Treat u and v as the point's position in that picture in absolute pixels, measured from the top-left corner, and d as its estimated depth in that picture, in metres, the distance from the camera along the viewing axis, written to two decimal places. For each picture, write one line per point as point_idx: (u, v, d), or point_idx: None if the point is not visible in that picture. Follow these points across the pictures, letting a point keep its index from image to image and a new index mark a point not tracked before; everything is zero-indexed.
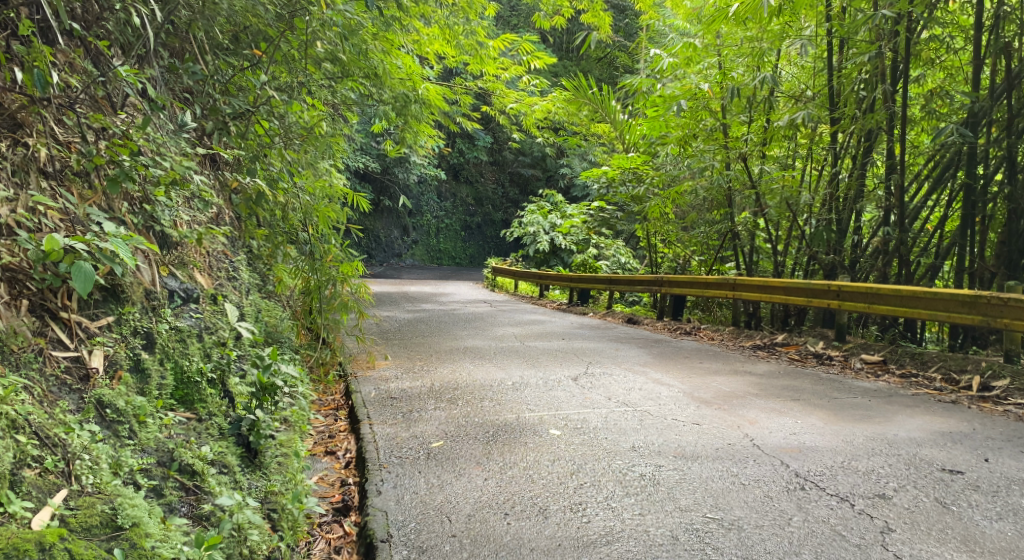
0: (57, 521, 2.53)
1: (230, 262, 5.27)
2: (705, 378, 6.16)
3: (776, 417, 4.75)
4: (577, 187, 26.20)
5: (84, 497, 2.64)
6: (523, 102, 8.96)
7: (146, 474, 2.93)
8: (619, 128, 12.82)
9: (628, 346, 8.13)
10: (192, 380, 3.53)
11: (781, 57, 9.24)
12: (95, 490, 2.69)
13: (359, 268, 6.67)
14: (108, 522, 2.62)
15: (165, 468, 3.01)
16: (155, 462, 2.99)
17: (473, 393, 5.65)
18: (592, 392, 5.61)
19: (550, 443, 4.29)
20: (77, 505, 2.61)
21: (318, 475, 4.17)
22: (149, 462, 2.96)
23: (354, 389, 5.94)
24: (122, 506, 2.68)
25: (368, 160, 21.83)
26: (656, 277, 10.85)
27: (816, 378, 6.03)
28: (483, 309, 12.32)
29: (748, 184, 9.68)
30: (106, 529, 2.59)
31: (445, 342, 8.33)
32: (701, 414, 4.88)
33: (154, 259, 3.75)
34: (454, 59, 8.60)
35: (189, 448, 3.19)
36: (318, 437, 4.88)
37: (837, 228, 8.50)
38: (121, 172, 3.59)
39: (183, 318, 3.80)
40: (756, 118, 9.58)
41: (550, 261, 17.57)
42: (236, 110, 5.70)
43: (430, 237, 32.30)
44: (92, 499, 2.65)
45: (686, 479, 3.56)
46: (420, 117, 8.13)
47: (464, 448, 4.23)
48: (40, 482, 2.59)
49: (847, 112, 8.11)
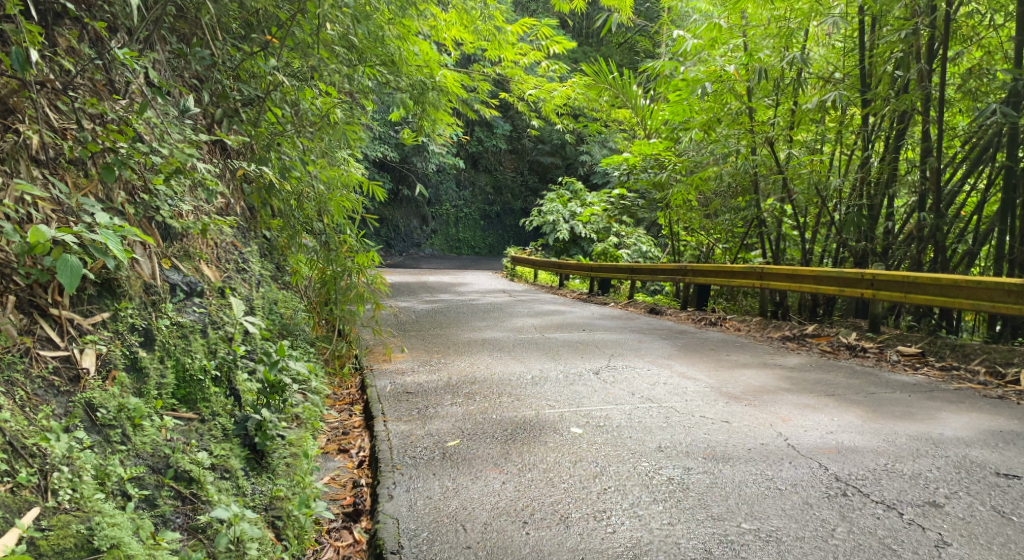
0: (23, 545, 2.32)
1: (240, 253, 5.11)
2: (733, 372, 5.90)
3: (810, 414, 4.50)
4: (598, 175, 25.84)
5: (59, 516, 2.46)
6: (543, 89, 8.70)
7: (138, 483, 2.77)
8: (641, 114, 12.54)
9: (651, 338, 7.88)
10: (195, 379, 3.37)
11: (809, 38, 8.90)
12: (73, 507, 2.51)
13: (375, 259, 6.44)
14: (83, 544, 2.43)
15: (159, 475, 2.85)
16: (149, 469, 2.83)
17: (492, 388, 5.44)
18: (615, 387, 5.38)
19: (572, 442, 4.07)
20: (49, 525, 2.42)
21: (330, 475, 3.99)
22: (142, 470, 2.80)
23: (369, 383, 5.75)
24: (100, 526, 2.49)
25: (386, 149, 21.69)
26: (679, 266, 10.55)
27: (850, 372, 5.76)
28: (502, 298, 12.12)
29: (774, 169, 9.36)
30: (81, 552, 2.40)
31: (464, 334, 8.12)
32: (731, 410, 4.63)
33: (154, 251, 3.58)
34: (472, 45, 8.35)
35: (188, 452, 3.02)
36: (331, 434, 4.70)
37: (869, 214, 8.18)
38: (117, 160, 3.41)
39: (186, 313, 3.62)
40: (783, 102, 9.27)
41: (571, 250, 17.34)
42: (246, 97, 5.56)
43: (449, 226, 32.14)
44: (67, 518, 2.46)
45: (718, 484, 3.34)
46: (437, 105, 7.84)
47: (481, 448, 4.03)
48: (9, 499, 2.39)
49: (882, 93, 7.76)
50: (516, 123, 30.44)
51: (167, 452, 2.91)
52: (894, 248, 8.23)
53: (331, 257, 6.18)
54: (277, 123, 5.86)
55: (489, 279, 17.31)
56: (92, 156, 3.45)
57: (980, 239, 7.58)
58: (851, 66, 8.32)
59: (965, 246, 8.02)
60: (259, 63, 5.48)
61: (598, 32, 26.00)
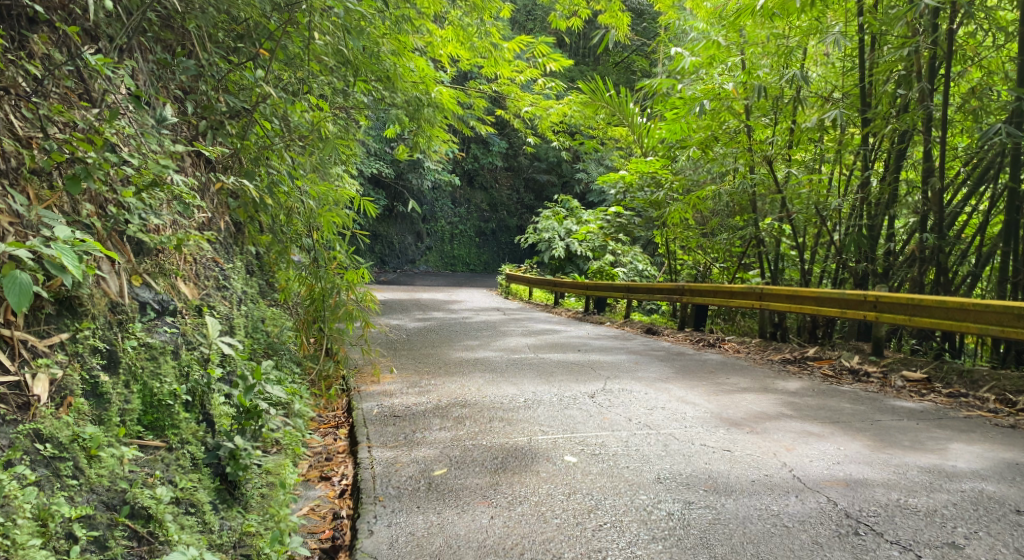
0: None
1: (221, 270, 4.91)
2: (733, 396, 5.70)
3: (814, 442, 4.31)
4: (595, 193, 25.75)
5: None
6: (539, 106, 8.56)
7: (87, 523, 2.56)
8: (638, 132, 12.33)
9: (648, 360, 7.67)
10: (163, 404, 3.17)
11: (808, 57, 8.80)
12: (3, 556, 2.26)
13: (365, 276, 6.25)
14: None
15: (113, 513, 2.65)
16: (102, 506, 2.63)
17: (483, 412, 5.22)
18: (611, 412, 5.18)
19: (565, 472, 3.86)
20: None
21: (309, 505, 3.77)
22: (93, 508, 2.59)
23: (356, 405, 5.53)
24: None
25: (381, 165, 21.55)
26: (676, 286, 10.36)
27: (853, 397, 5.56)
28: (496, 317, 11.91)
29: (773, 189, 9.21)
30: None
31: (455, 353, 7.91)
32: (733, 438, 4.43)
33: (122, 266, 3.37)
34: (468, 61, 8.20)
35: (149, 487, 2.81)
36: (314, 459, 4.48)
37: (869, 235, 8.03)
38: (84, 172, 3.22)
39: (156, 334, 3.41)
40: (782, 120, 9.06)
41: (566, 268, 17.20)
42: (232, 109, 5.38)
43: (444, 243, 31.93)
44: None
45: (721, 520, 3.14)
46: (432, 121, 7.66)
47: (469, 478, 3.81)
48: None
49: (884, 111, 7.60)
50: (513, 140, 30.39)
51: (124, 485, 2.71)
52: (895, 270, 8.07)
53: (320, 274, 5.99)
54: (266, 136, 5.67)
55: (483, 297, 17.08)
56: (58, 167, 3.26)
57: (983, 261, 7.42)
58: (852, 85, 8.17)
59: (967, 268, 7.86)
60: (245, 74, 5.31)
61: (595, 51, 26.02)
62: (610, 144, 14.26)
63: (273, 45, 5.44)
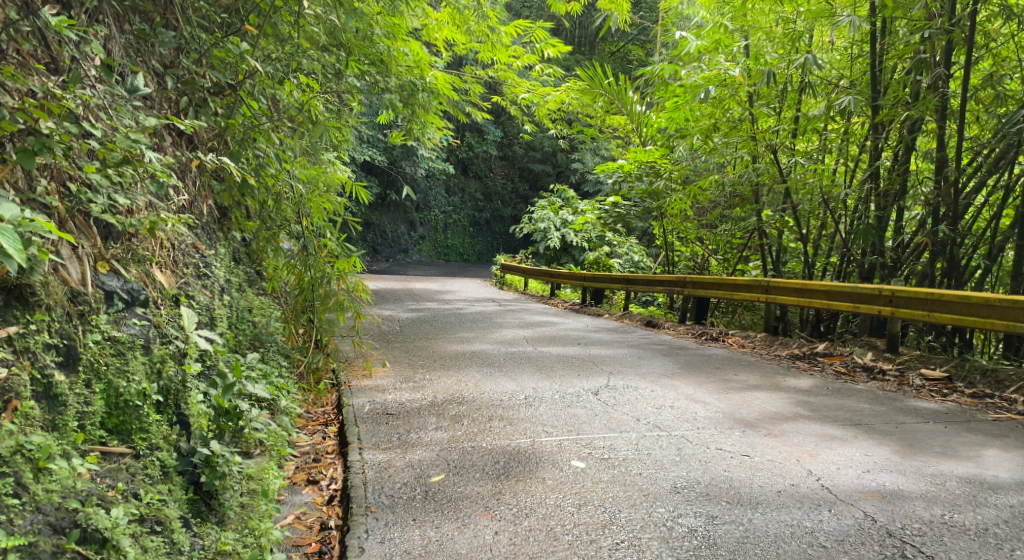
0: None
1: (202, 257, 4.58)
2: (745, 394, 5.40)
3: (838, 447, 4.02)
4: (589, 184, 25.40)
5: None
6: (537, 92, 8.21)
7: (27, 552, 2.22)
8: (637, 121, 11.93)
9: (651, 354, 7.36)
10: (130, 405, 2.85)
11: (816, 42, 8.49)
12: None
13: (356, 266, 5.86)
14: None
15: (60, 538, 2.32)
16: (48, 530, 2.31)
17: (482, 410, 4.90)
18: (617, 411, 4.87)
19: (575, 479, 3.56)
20: None
21: (294, 513, 3.46)
22: (37, 534, 2.26)
23: (346, 401, 5.21)
24: None
25: (373, 152, 21.09)
26: (677, 278, 10.02)
27: (870, 397, 5.28)
28: (490, 308, 11.59)
29: (778, 178, 8.88)
30: None
31: (449, 346, 7.56)
32: (750, 442, 4.13)
33: (84, 252, 3.05)
34: (464, 45, 7.81)
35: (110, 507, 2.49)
36: (301, 461, 4.15)
37: (879, 226, 7.65)
38: (38, 144, 2.84)
39: (124, 327, 3.06)
40: (787, 108, 8.75)
41: (561, 259, 16.93)
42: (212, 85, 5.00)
43: (437, 233, 31.56)
44: None
45: (750, 541, 2.88)
46: (427, 107, 7.19)
47: (469, 486, 3.50)
48: None
49: (897, 100, 7.25)
50: (507, 129, 29.98)
51: (75, 505, 2.38)
52: (904, 262, 7.67)
53: (309, 262, 5.56)
54: (252, 115, 5.30)
55: (476, 287, 16.73)
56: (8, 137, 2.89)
57: (998, 255, 7.17)
58: (861, 73, 7.84)
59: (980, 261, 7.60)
60: (229, 48, 4.94)
61: (591, 38, 25.64)
62: (607, 133, 13.90)
63: (262, 20, 5.09)
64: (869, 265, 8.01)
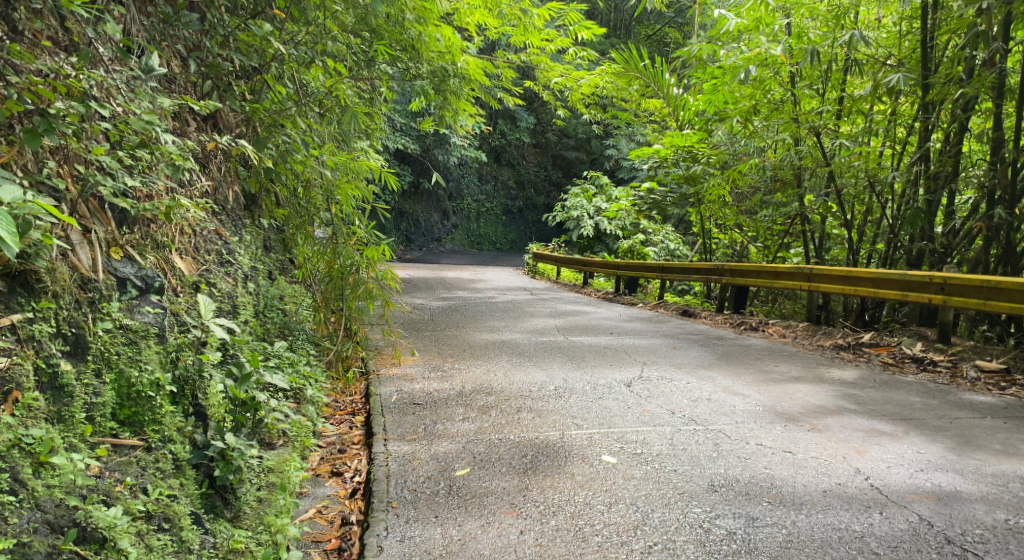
0: None
1: (225, 243, 4.50)
2: (787, 386, 5.16)
3: (888, 443, 3.79)
4: (624, 171, 25.03)
5: None
6: (569, 76, 7.97)
7: (20, 553, 2.12)
8: (674, 104, 11.60)
9: (687, 344, 7.13)
10: (143, 396, 2.77)
11: (862, 19, 8.09)
12: None
13: (387, 254, 5.66)
14: None
15: (57, 539, 2.21)
16: (43, 528, 2.20)
17: (511, 401, 4.75)
18: (651, 403, 4.68)
19: (605, 475, 3.40)
20: None
21: (316, 507, 3.36)
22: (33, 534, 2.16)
23: (373, 391, 5.10)
24: None
25: (406, 141, 21.00)
26: (715, 265, 9.72)
27: (921, 390, 4.99)
28: (523, 297, 11.42)
29: (821, 162, 8.53)
30: None
31: (481, 335, 7.41)
32: (793, 437, 3.90)
33: (96, 237, 2.97)
34: (496, 29, 7.57)
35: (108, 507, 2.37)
36: (326, 452, 4.04)
37: (928, 211, 7.25)
38: (44, 124, 2.72)
39: (137, 315, 2.97)
40: (831, 89, 8.39)
41: (595, 247, 16.68)
42: (235, 69, 4.90)
43: (471, 221, 31.48)
44: None
45: (794, 545, 2.69)
46: (460, 94, 6.66)
47: (494, 481, 3.36)
48: None
49: (949, 77, 6.86)
50: (541, 116, 29.70)
51: (76, 502, 2.29)
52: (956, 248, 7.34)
53: (338, 250, 5.44)
54: (280, 101, 5.24)
55: (509, 276, 16.58)
56: (17, 118, 2.82)
57: None
58: (910, 50, 7.43)
59: None
60: (253, 30, 4.82)
61: (627, 23, 25.21)
62: (644, 118, 13.58)
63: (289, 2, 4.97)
64: (917, 252, 7.62)
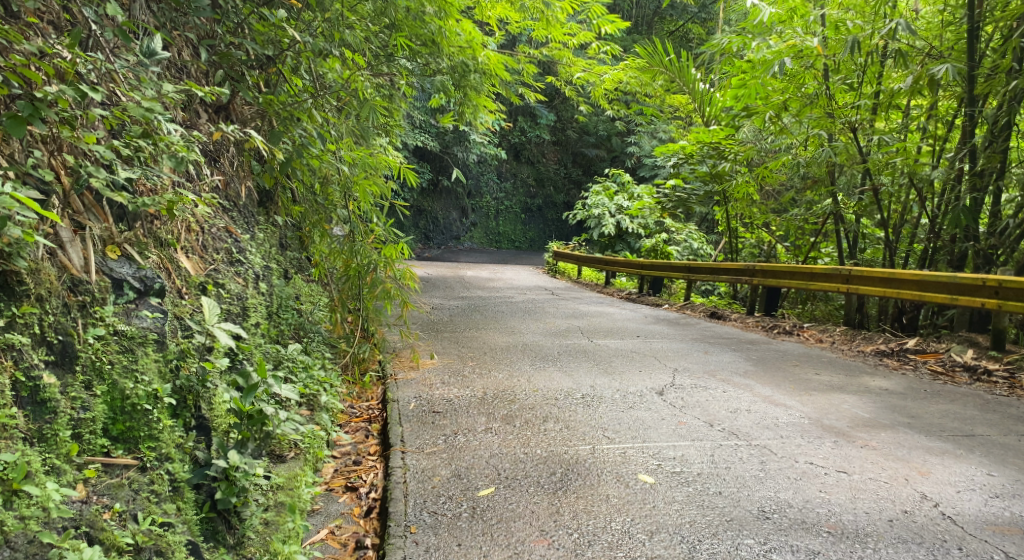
0: None
1: (236, 241, 4.26)
2: (831, 397, 4.82)
3: (953, 463, 3.48)
4: (646, 169, 24.59)
5: None
6: (593, 71, 7.60)
7: None
8: (700, 100, 11.20)
9: (719, 349, 6.78)
10: (138, 409, 2.55)
11: (903, 8, 7.64)
12: None
13: (405, 252, 5.40)
14: None
15: None
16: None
17: (536, 410, 4.46)
18: (687, 415, 4.37)
19: (643, 497, 3.12)
20: None
21: (328, 526, 3.11)
22: None
23: (391, 397, 4.82)
24: None
25: (425, 137, 20.70)
26: (744, 266, 9.33)
27: (979, 402, 4.65)
28: (544, 297, 11.11)
29: (856, 159, 8.02)
30: None
31: (502, 338, 7.11)
32: (846, 455, 3.60)
33: (91, 235, 2.75)
34: (518, 23, 7.25)
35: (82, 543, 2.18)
36: (340, 464, 3.78)
37: (974, 209, 6.81)
38: (28, 108, 2.46)
39: (135, 319, 2.72)
40: (867, 82, 7.95)
41: (616, 246, 16.33)
42: (249, 57, 4.63)
43: (489, 220, 31.22)
44: None
45: None
46: (480, 89, 6.23)
47: (522, 503, 3.08)
48: None
49: (998, 69, 6.43)
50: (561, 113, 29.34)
51: (51, 539, 2.11)
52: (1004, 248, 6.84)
53: (356, 248, 5.14)
54: (296, 94, 4.95)
55: (528, 275, 16.24)
56: (4, 102, 2.61)
57: None
58: (953, 41, 6.94)
59: None
60: (265, 15, 4.54)
61: (649, 18, 24.74)
62: (667, 114, 13.19)
63: None
64: (960, 253, 7.22)
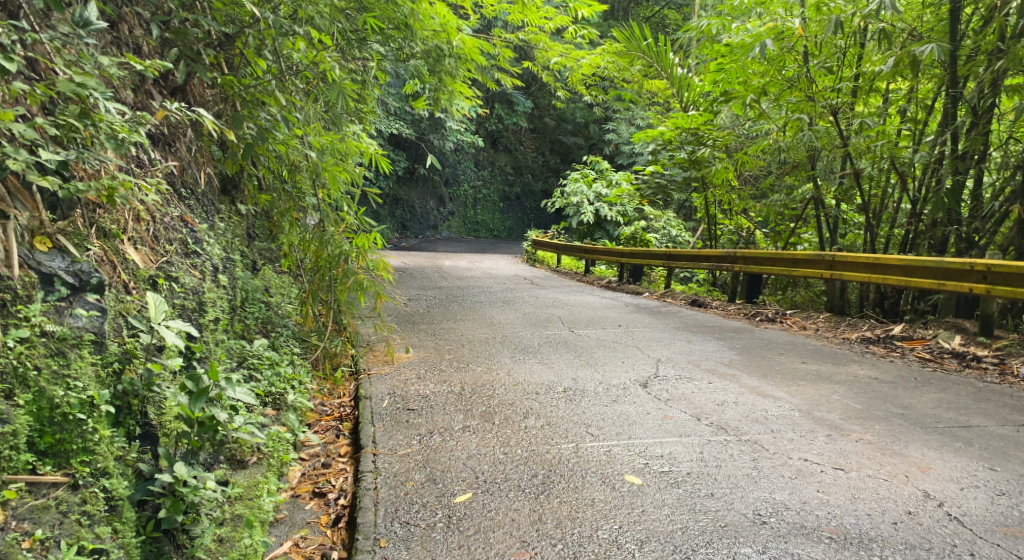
0: None
1: (192, 231, 3.98)
2: (821, 387, 4.65)
3: (952, 457, 3.33)
4: (625, 155, 24.31)
5: None
6: (570, 56, 7.30)
7: None
8: (677, 85, 10.95)
9: (702, 338, 6.60)
10: (70, 419, 2.39)
11: None
12: None
13: (378, 241, 5.08)
14: None
15: None
16: None
17: (514, 406, 4.22)
18: (673, 408, 4.17)
19: (631, 500, 2.91)
20: None
21: (292, 538, 2.87)
22: None
23: (364, 393, 4.56)
24: None
25: (399, 125, 20.20)
26: (726, 252, 9.15)
27: (972, 391, 4.52)
28: (522, 286, 10.84)
29: (837, 143, 7.73)
30: None
31: (480, 329, 6.86)
32: (841, 450, 3.42)
33: (16, 227, 2.56)
34: (493, 5, 6.92)
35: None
36: (308, 467, 3.50)
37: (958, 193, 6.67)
38: None
39: (67, 318, 2.54)
40: (847, 65, 7.75)
41: (595, 234, 16.11)
42: (203, 34, 4.33)
43: (466, 209, 30.86)
44: None
45: None
46: (456, 74, 5.74)
47: (502, 509, 2.86)
48: None
49: (981, 47, 6.24)
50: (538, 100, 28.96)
51: None
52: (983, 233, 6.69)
53: (326, 237, 4.83)
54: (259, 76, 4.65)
55: (507, 264, 15.96)
56: None
57: None
58: (935, 22, 6.62)
59: None
60: None
61: (625, 3, 24.38)
62: (645, 99, 12.93)
63: None
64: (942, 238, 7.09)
